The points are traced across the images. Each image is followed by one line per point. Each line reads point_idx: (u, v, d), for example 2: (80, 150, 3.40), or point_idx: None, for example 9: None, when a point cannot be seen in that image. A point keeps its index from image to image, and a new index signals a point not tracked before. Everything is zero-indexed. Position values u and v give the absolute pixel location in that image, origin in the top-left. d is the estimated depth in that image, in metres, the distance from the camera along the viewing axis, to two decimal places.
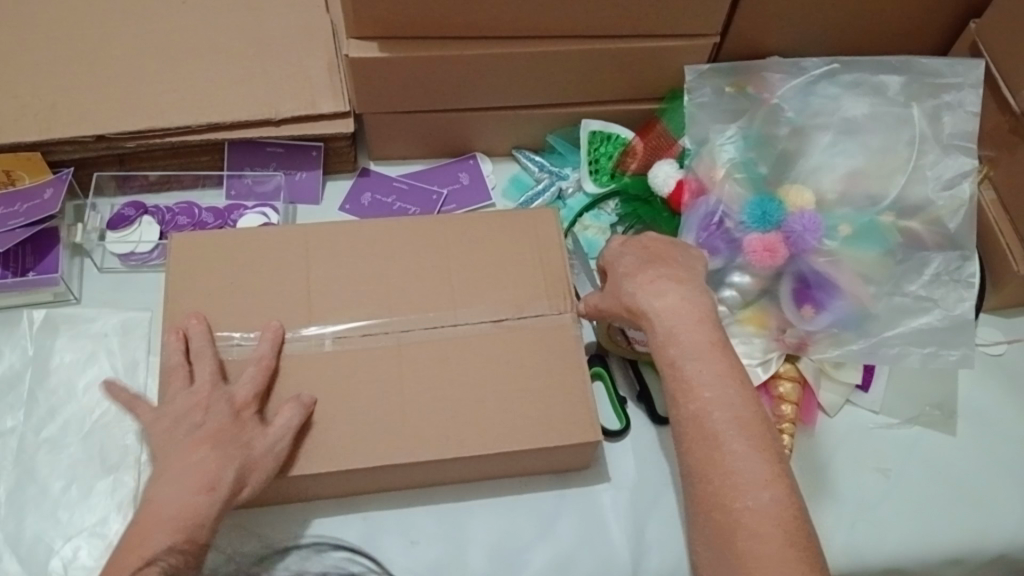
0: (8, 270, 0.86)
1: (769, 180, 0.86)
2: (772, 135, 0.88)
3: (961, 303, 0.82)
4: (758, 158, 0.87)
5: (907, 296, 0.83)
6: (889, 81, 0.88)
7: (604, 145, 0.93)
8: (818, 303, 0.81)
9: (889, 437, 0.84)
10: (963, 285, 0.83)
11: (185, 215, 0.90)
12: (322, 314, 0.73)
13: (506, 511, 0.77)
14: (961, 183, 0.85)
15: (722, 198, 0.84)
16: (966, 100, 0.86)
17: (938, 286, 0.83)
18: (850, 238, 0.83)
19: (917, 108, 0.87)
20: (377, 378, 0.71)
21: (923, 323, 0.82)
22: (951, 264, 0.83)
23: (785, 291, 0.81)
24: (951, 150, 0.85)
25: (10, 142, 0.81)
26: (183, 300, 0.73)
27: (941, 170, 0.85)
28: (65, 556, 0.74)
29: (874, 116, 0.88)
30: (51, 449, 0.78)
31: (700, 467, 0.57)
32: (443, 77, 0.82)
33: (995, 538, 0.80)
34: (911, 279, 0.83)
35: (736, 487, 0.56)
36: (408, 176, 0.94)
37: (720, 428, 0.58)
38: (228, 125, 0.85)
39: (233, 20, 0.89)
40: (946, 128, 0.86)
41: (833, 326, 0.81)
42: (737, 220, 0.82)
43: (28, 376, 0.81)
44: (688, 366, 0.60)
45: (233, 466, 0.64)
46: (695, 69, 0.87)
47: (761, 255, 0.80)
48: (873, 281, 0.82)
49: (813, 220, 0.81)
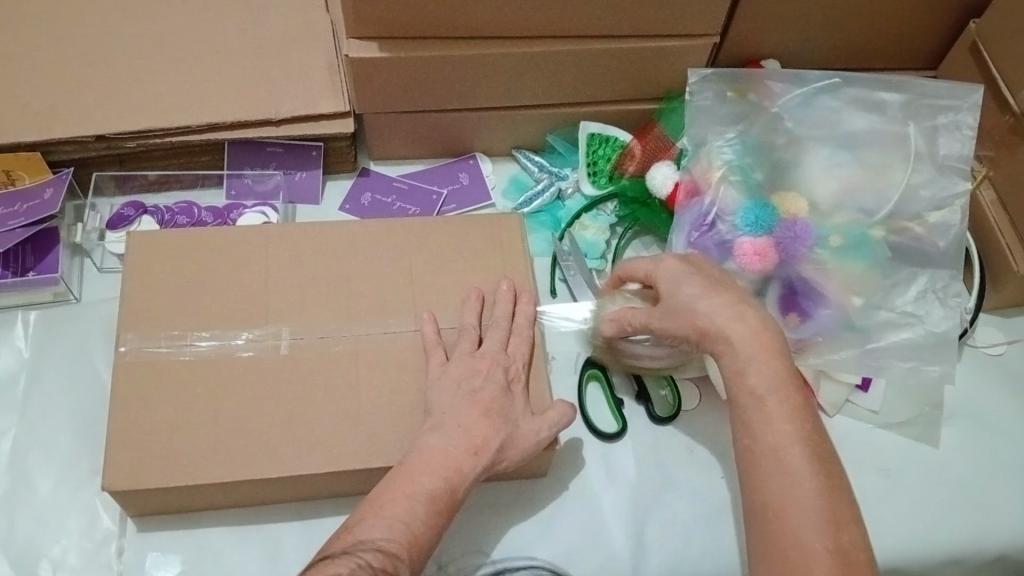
0: (8, 269, 0.85)
1: (764, 187, 0.85)
2: (769, 143, 0.87)
3: (943, 321, 0.82)
4: (753, 164, 0.87)
5: (893, 311, 0.82)
6: (889, 99, 0.87)
7: (603, 147, 0.93)
8: (803, 312, 0.81)
9: (888, 436, 0.84)
10: (947, 305, 0.83)
11: (185, 214, 0.91)
12: (323, 313, 0.73)
13: (506, 512, 0.77)
14: (952, 204, 0.84)
15: (717, 201, 0.84)
16: (963, 122, 0.85)
17: (924, 303, 0.82)
18: (839, 249, 0.82)
19: (914, 127, 0.86)
20: (377, 378, 0.70)
21: (905, 338, 0.81)
22: (939, 281, 0.83)
23: (772, 297, 0.81)
24: (945, 170, 0.85)
25: (10, 142, 0.81)
26: (184, 298, 0.72)
27: (934, 190, 0.85)
28: (54, 559, 0.74)
29: (872, 131, 0.87)
30: (44, 451, 0.78)
31: (774, 501, 0.58)
32: (444, 77, 0.82)
33: (995, 539, 0.80)
34: (898, 295, 0.83)
35: (809, 526, 0.56)
36: (408, 176, 0.94)
37: (795, 466, 0.58)
38: (228, 125, 0.85)
39: (234, 21, 0.89)
40: (941, 148, 0.86)
41: (819, 335, 0.81)
42: (731, 222, 0.83)
43: (24, 378, 0.81)
44: (769, 400, 0.60)
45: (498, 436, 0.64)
46: (701, 73, 0.87)
47: (751, 258, 0.79)
48: (861, 292, 0.82)
49: (804, 230, 0.81)
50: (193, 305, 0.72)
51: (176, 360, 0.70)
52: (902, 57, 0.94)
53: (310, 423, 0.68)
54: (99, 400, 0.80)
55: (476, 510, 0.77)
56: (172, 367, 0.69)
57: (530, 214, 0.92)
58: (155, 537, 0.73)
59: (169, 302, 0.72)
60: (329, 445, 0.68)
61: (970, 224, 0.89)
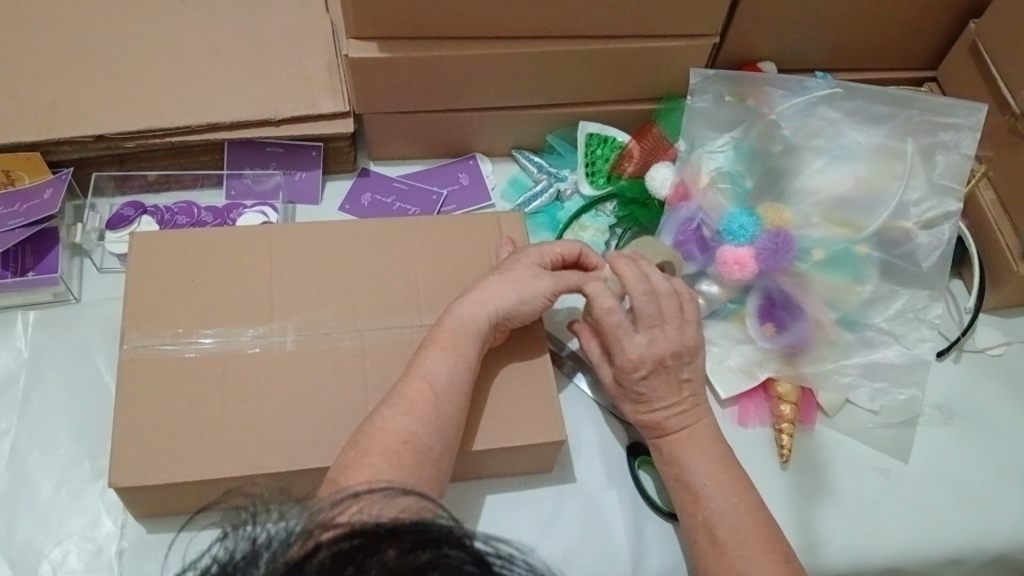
0: (8, 270, 0.85)
1: (752, 195, 0.87)
2: (765, 149, 0.88)
3: (921, 342, 0.84)
4: (746, 170, 0.88)
5: (871, 328, 0.84)
6: (888, 113, 0.87)
7: (600, 148, 0.93)
8: (779, 322, 0.83)
9: (888, 438, 0.83)
10: (927, 325, 0.84)
11: (184, 214, 0.90)
12: (319, 312, 0.72)
13: (507, 511, 0.77)
14: (942, 224, 0.85)
15: (703, 205, 0.87)
16: (962, 142, 0.86)
17: (903, 323, 0.84)
18: (822, 264, 0.84)
19: (912, 143, 0.87)
20: (376, 377, 0.70)
21: (882, 356, 0.84)
22: (918, 302, 0.85)
23: (752, 305, 0.84)
24: (939, 191, 0.86)
25: (10, 142, 0.81)
26: (180, 297, 0.72)
27: (925, 208, 0.86)
28: (54, 560, 0.74)
29: (869, 145, 0.87)
30: (43, 452, 0.78)
31: None
32: (443, 76, 0.82)
33: (994, 539, 0.80)
34: (877, 312, 0.85)
35: None
36: (408, 175, 0.94)
37: None
38: (227, 125, 0.85)
39: (233, 20, 0.89)
40: (938, 168, 0.86)
41: (795, 345, 0.83)
42: (714, 229, 0.85)
43: (23, 377, 0.81)
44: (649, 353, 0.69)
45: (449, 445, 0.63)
46: (702, 72, 0.87)
47: (731, 267, 0.82)
48: (838, 307, 0.83)
49: (785, 242, 0.83)
50: (193, 304, 0.72)
51: (169, 359, 0.69)
52: (904, 57, 0.93)
53: (311, 423, 0.68)
54: (98, 403, 0.80)
55: (477, 511, 0.76)
56: (167, 367, 0.69)
57: (530, 214, 0.92)
58: (156, 537, 0.73)
59: (163, 300, 0.72)
60: (327, 444, 0.67)
61: (971, 226, 0.89)
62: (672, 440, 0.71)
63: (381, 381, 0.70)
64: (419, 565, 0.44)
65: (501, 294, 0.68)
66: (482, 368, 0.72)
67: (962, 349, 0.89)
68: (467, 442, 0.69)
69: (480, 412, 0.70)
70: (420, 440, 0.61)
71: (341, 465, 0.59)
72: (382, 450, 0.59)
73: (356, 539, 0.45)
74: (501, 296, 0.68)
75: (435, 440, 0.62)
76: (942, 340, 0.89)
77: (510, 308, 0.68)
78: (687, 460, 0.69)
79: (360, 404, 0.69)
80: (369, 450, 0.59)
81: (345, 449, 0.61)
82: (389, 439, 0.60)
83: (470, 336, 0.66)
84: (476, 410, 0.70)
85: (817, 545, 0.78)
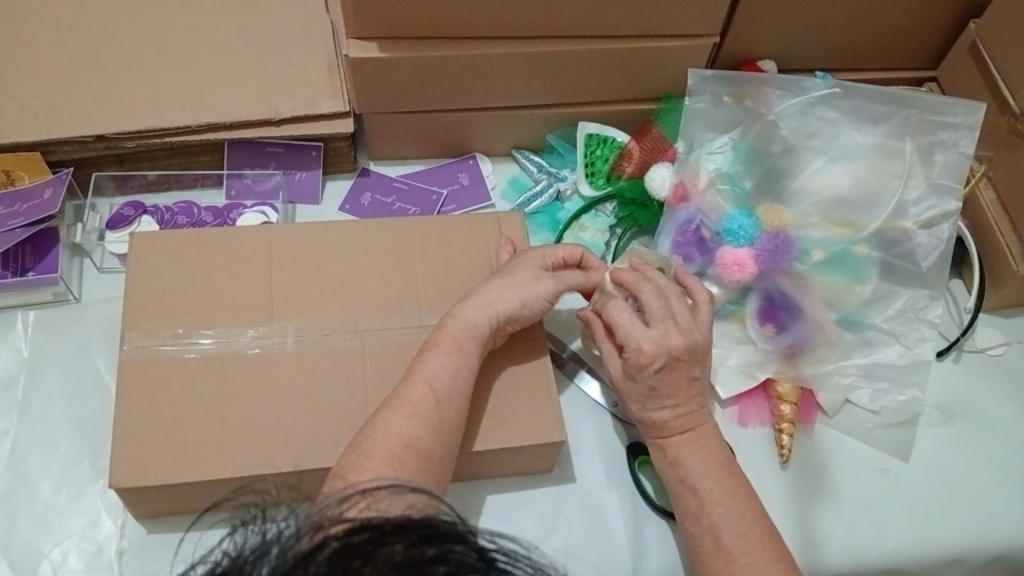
0: (8, 270, 0.85)
1: (752, 195, 0.87)
2: (764, 150, 0.88)
3: (921, 342, 0.84)
4: (745, 171, 0.88)
5: (870, 328, 0.84)
6: (887, 113, 0.87)
7: (599, 148, 0.93)
8: (779, 323, 0.83)
9: (888, 438, 0.83)
10: (927, 324, 0.84)
11: (185, 214, 0.90)
12: (319, 312, 0.72)
13: (507, 511, 0.77)
14: (942, 224, 0.85)
15: (702, 206, 0.87)
16: (961, 142, 0.86)
17: (903, 323, 0.84)
18: (822, 264, 0.84)
19: (911, 143, 0.87)
20: (376, 376, 0.70)
21: (881, 356, 0.84)
22: (918, 302, 0.85)
23: (752, 306, 0.84)
24: (939, 191, 0.86)
25: (10, 142, 0.81)
26: (180, 297, 0.72)
27: (924, 208, 0.86)
28: (54, 560, 0.74)
29: (867, 145, 0.87)
30: (42, 452, 0.78)
31: None
32: (444, 76, 0.82)
33: (995, 539, 0.80)
34: (876, 312, 0.85)
35: None
36: (408, 175, 0.94)
37: None
38: (227, 125, 0.85)
39: (233, 20, 0.89)
40: (937, 167, 0.86)
41: (795, 346, 0.83)
42: (713, 229, 0.85)
43: (23, 377, 0.81)
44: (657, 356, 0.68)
45: (449, 444, 0.63)
46: (701, 73, 0.87)
47: (731, 268, 0.82)
48: (838, 307, 0.83)
49: (785, 243, 0.83)
50: (193, 304, 0.72)
51: (169, 359, 0.69)
52: (904, 57, 0.93)
53: (311, 423, 0.68)
54: (98, 403, 0.80)
55: (477, 511, 0.76)
56: (166, 367, 0.69)
57: (530, 214, 0.92)
58: (156, 537, 0.73)
59: (163, 300, 0.72)
60: (326, 444, 0.67)
61: (970, 225, 0.89)
62: (672, 440, 0.71)
63: (381, 381, 0.70)
64: (426, 559, 0.44)
65: (500, 294, 0.68)
66: (482, 368, 0.72)
67: (962, 349, 0.89)
68: (467, 441, 0.69)
69: (480, 412, 0.70)
70: (420, 438, 0.61)
71: (342, 466, 0.59)
72: (381, 453, 0.60)
73: (363, 532, 0.45)
74: (501, 297, 0.68)
75: (434, 439, 0.62)
76: (942, 340, 0.89)
77: (510, 307, 0.68)
78: (688, 461, 0.69)
79: (361, 404, 0.69)
80: (369, 452, 0.59)
81: (345, 451, 0.61)
82: (389, 442, 0.60)
83: (470, 335, 0.66)
84: (476, 410, 0.70)
85: (817, 545, 0.78)
